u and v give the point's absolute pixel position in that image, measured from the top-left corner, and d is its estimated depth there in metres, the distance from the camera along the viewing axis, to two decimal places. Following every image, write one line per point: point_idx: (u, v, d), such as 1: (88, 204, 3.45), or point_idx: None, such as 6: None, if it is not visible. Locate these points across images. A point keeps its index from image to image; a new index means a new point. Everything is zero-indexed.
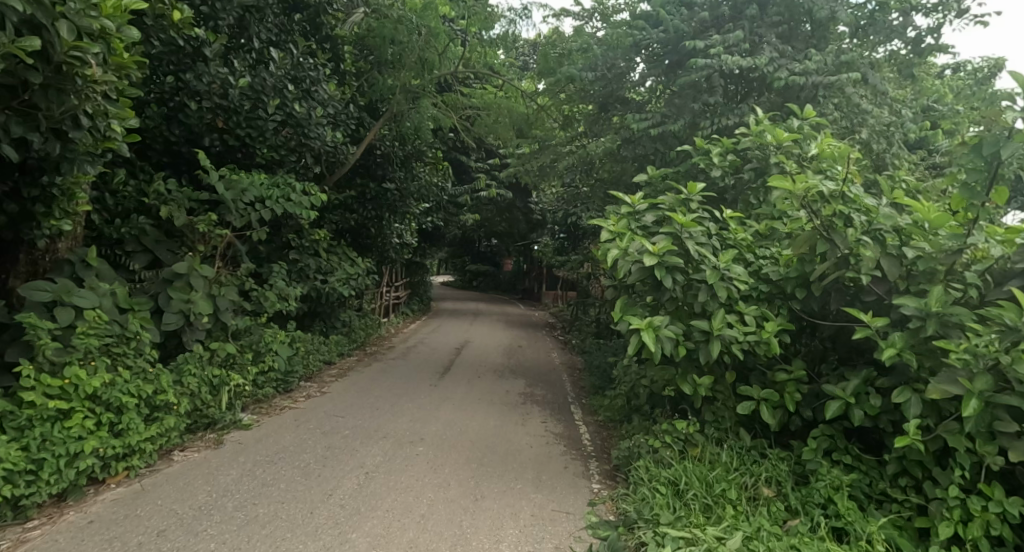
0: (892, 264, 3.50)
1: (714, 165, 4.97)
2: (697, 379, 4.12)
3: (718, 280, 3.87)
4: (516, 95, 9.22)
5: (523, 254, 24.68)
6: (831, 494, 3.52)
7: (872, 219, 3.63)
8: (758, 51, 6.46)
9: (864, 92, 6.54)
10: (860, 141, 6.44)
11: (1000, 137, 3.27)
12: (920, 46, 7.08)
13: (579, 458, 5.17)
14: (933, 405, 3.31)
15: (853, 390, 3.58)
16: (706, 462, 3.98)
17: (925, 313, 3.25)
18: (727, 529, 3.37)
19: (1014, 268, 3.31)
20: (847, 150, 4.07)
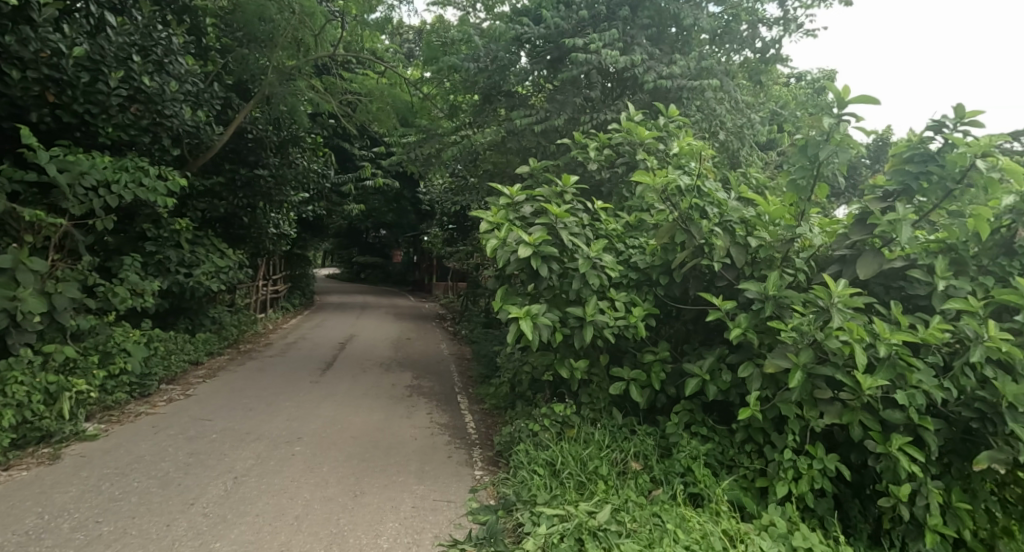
0: (740, 252, 3.84)
1: (591, 158, 5.17)
2: (573, 363, 4.31)
3: (590, 269, 4.04)
4: (400, 83, 9.07)
5: (412, 245, 24.41)
6: (690, 463, 3.83)
7: (723, 211, 3.96)
8: (631, 52, 6.82)
9: (722, 97, 7.13)
10: (718, 140, 7.02)
11: (821, 141, 3.69)
12: (765, 55, 7.80)
13: (463, 447, 5.24)
14: (772, 377, 3.69)
15: (708, 368, 3.92)
16: (581, 442, 4.20)
17: (764, 296, 3.60)
18: (598, 503, 3.58)
19: (832, 255, 3.80)
20: (705, 147, 4.40)
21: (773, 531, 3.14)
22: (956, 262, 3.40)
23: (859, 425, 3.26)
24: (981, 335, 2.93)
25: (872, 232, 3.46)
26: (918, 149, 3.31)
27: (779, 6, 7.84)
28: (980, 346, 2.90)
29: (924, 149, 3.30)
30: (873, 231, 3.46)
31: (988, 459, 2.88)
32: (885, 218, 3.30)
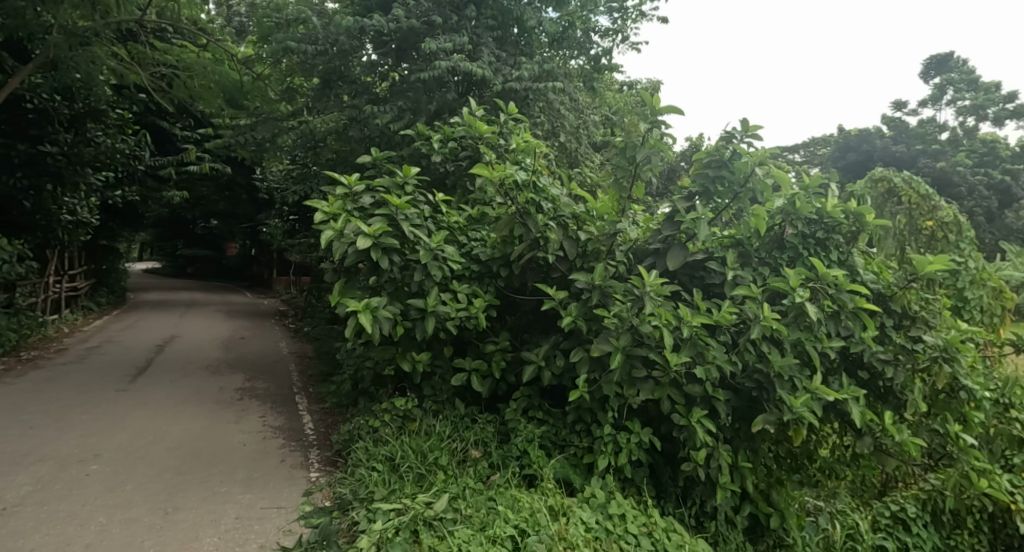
0: (571, 246, 4.00)
1: (435, 150, 5.01)
2: (416, 356, 4.25)
3: (431, 260, 4.00)
4: (229, 60, 8.37)
5: (248, 237, 22.72)
6: (526, 447, 3.99)
7: (557, 207, 4.12)
8: (478, 52, 6.94)
9: (562, 99, 7.50)
10: (559, 142, 7.51)
11: (638, 145, 4.02)
12: (597, 64, 8.39)
13: (298, 449, 5.02)
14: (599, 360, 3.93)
15: (544, 355, 4.09)
16: (422, 434, 4.21)
17: (592, 285, 3.80)
18: (437, 493, 3.60)
19: (648, 248, 4.09)
20: (541, 143, 4.54)
21: (594, 502, 3.39)
22: (743, 255, 3.88)
23: (668, 399, 3.61)
24: (758, 315, 3.41)
25: (679, 228, 3.86)
26: (714, 156, 3.77)
27: (611, 18, 8.43)
28: (758, 323, 3.38)
29: (719, 155, 3.78)
30: (680, 227, 3.86)
31: (763, 422, 3.36)
32: (689, 215, 3.73)
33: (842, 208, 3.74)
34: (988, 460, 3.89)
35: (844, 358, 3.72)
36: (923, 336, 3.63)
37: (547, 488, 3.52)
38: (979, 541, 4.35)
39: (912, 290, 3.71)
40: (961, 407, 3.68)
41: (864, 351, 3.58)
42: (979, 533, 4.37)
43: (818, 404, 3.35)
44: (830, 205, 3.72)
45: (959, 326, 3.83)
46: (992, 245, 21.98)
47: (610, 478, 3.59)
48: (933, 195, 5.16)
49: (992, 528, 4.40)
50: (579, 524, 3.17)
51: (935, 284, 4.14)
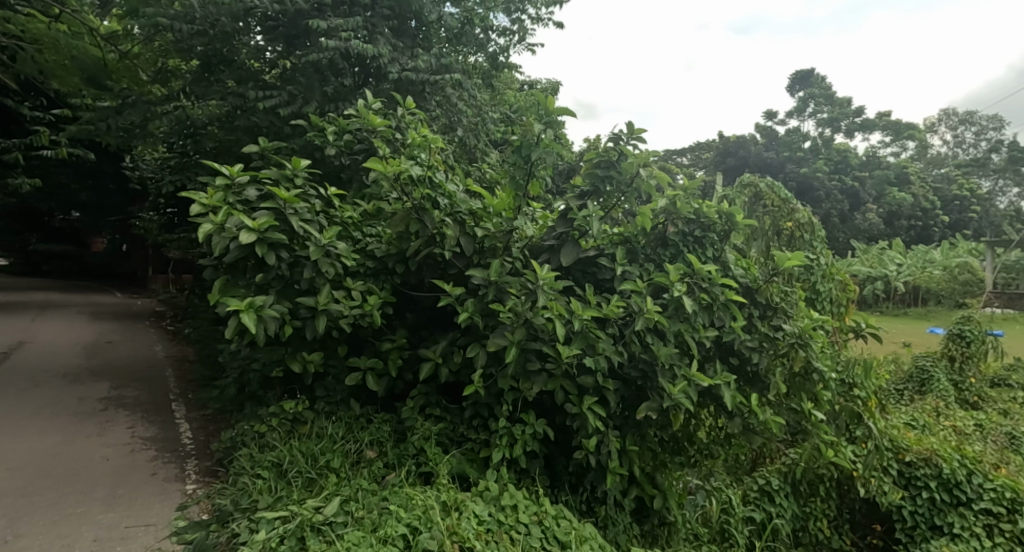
0: (469, 242, 3.94)
1: (329, 142, 4.82)
2: (306, 356, 4.07)
3: (322, 257, 3.83)
4: (91, 35, 7.60)
5: (118, 232, 20.83)
6: (422, 444, 3.95)
7: (453, 203, 4.07)
8: (374, 41, 6.76)
9: (461, 95, 7.48)
10: (456, 137, 7.37)
11: (532, 144, 4.02)
12: (495, 63, 8.59)
13: (173, 461, 4.68)
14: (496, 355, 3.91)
15: (441, 351, 4.04)
16: (313, 437, 4.05)
17: (488, 281, 3.77)
18: (327, 497, 3.48)
19: (543, 245, 4.17)
20: (438, 138, 4.31)
21: (487, 495, 3.42)
22: (630, 252, 4.09)
23: (561, 391, 3.70)
24: (642, 309, 3.60)
25: (572, 226, 3.95)
26: (604, 158, 3.92)
27: (509, 16, 8.51)
28: (642, 316, 3.57)
29: (608, 157, 3.93)
30: (573, 224, 3.96)
31: (647, 409, 3.56)
32: (581, 213, 3.84)
33: (716, 209, 4.04)
34: (834, 433, 4.34)
35: (719, 347, 4.00)
36: (783, 324, 3.99)
37: (442, 483, 3.51)
38: (829, 506, 4.83)
39: (773, 284, 4.07)
40: (814, 387, 4.09)
41: (734, 340, 3.87)
42: (829, 499, 4.86)
43: (694, 389, 3.59)
44: (706, 206, 4.00)
45: (812, 316, 4.22)
46: (844, 242, 25.19)
47: (505, 471, 3.63)
48: (791, 199, 5.67)
49: (839, 494, 4.93)
50: (472, 518, 3.19)
51: (794, 278, 4.56)
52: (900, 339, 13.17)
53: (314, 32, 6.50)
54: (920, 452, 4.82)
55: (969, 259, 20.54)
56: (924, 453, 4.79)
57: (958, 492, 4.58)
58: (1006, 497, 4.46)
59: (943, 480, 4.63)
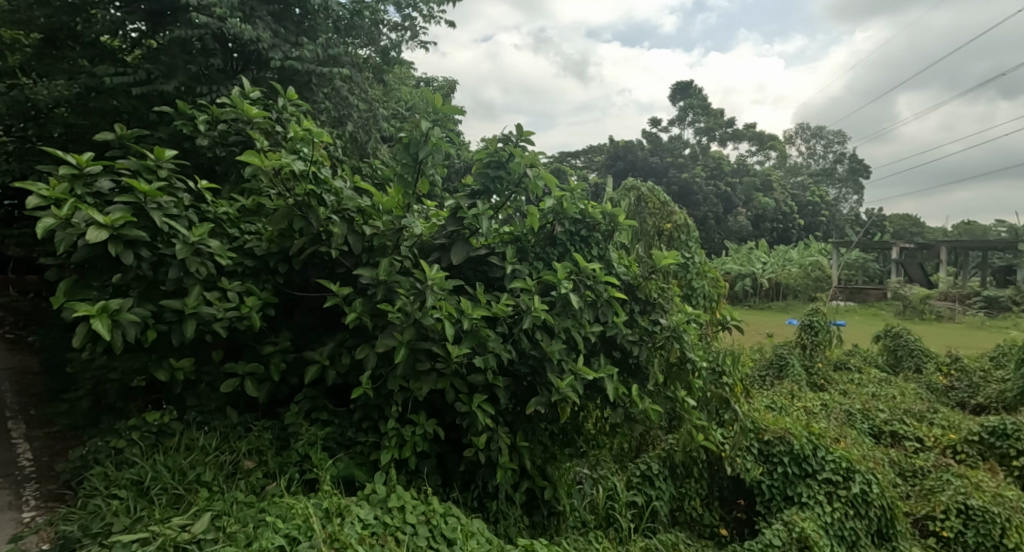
0: (357, 240, 3.76)
1: (200, 132, 4.47)
2: (173, 364, 3.75)
3: (190, 256, 3.54)
4: None
5: None
6: (307, 450, 3.77)
7: (340, 200, 3.87)
8: (253, 24, 6.38)
9: (350, 88, 7.26)
10: (346, 132, 7.14)
11: (421, 142, 3.95)
12: (386, 58, 8.38)
13: (9, 488, 4.14)
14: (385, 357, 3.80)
15: (328, 353, 3.86)
16: (182, 450, 3.74)
17: (377, 281, 3.65)
18: (197, 513, 3.23)
19: (434, 243, 4.06)
20: (322, 132, 4.09)
21: (373, 498, 3.34)
22: (520, 251, 4.15)
23: (452, 389, 3.67)
24: (531, 306, 3.66)
25: (462, 225, 3.88)
26: (493, 158, 3.94)
27: (400, 11, 8.38)
28: (529, 314, 3.63)
29: (497, 157, 3.96)
30: (463, 223, 3.89)
31: (535, 403, 3.63)
32: (471, 212, 3.82)
33: (600, 210, 4.20)
34: (706, 419, 4.65)
35: (603, 341, 4.15)
36: (660, 318, 4.21)
37: (326, 490, 3.37)
38: (702, 485, 5.19)
39: (651, 281, 4.29)
40: (687, 376, 4.36)
41: (617, 334, 4.03)
42: (702, 479, 5.22)
43: (579, 382, 3.70)
44: (591, 206, 4.15)
45: (685, 310, 4.51)
46: (718, 243, 27.20)
47: (393, 473, 3.55)
48: (669, 203, 6.33)
49: (710, 473, 5.30)
50: (356, 523, 3.10)
51: (670, 275, 4.83)
52: (762, 330, 14.46)
53: (183, 12, 6.02)
54: (776, 431, 5.30)
55: (819, 259, 22.91)
56: (779, 432, 5.27)
57: (806, 464, 5.04)
58: (843, 466, 4.95)
59: (794, 455, 5.09)
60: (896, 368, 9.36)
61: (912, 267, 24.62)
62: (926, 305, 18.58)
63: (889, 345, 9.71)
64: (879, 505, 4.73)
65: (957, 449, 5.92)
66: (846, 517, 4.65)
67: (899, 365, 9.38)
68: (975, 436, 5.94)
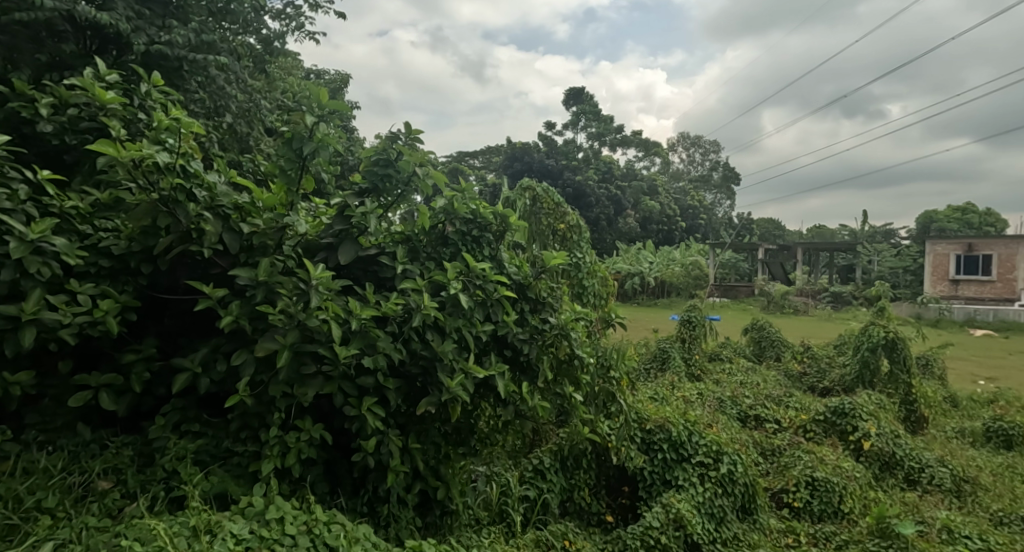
0: (234, 238, 3.55)
1: (43, 118, 4.03)
2: (9, 377, 3.35)
3: (28, 255, 3.21)
4: None
5: None
6: (175, 465, 3.50)
7: (213, 195, 3.62)
8: (111, 2, 5.86)
9: (228, 77, 6.87)
10: (225, 123, 6.73)
11: (305, 137, 3.76)
12: (269, 47, 8.19)
13: None
14: (265, 362, 3.62)
15: (201, 360, 3.61)
16: (20, 473, 3.34)
17: (255, 281, 3.47)
18: (37, 545, 2.90)
19: (320, 243, 3.92)
20: (193, 122, 3.69)
21: (250, 511, 3.18)
22: (412, 251, 4.13)
23: (339, 392, 3.57)
24: (421, 305, 3.65)
25: (350, 223, 3.81)
26: (382, 155, 3.89)
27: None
28: (419, 313, 3.63)
29: (386, 155, 3.90)
30: (350, 222, 3.82)
31: (425, 403, 3.63)
32: (359, 210, 3.75)
33: (491, 210, 4.27)
34: (593, 412, 4.85)
35: (494, 340, 4.22)
36: (549, 317, 4.33)
37: (194, 507, 3.16)
38: (590, 476, 5.39)
39: (541, 280, 4.42)
40: (576, 371, 4.52)
41: (508, 333, 4.11)
42: (590, 469, 5.42)
43: (470, 381, 3.74)
44: (482, 207, 4.20)
45: (573, 308, 4.68)
46: (609, 243, 28.70)
47: (273, 484, 3.40)
48: (562, 203, 6.59)
49: (598, 463, 5.52)
50: (229, 539, 2.93)
51: (559, 275, 5.00)
52: (645, 326, 15.31)
53: None
54: (657, 421, 5.65)
55: (698, 259, 24.56)
56: (659, 421, 5.62)
57: (683, 449, 5.40)
58: (713, 449, 5.38)
59: (672, 441, 5.45)
60: (761, 357, 10.25)
61: (776, 266, 27.04)
62: (786, 300, 20.62)
63: (754, 336, 10.60)
64: (743, 483, 5.16)
65: (807, 428, 6.60)
66: (716, 496, 5.02)
67: (763, 354, 10.28)
68: (822, 416, 6.64)
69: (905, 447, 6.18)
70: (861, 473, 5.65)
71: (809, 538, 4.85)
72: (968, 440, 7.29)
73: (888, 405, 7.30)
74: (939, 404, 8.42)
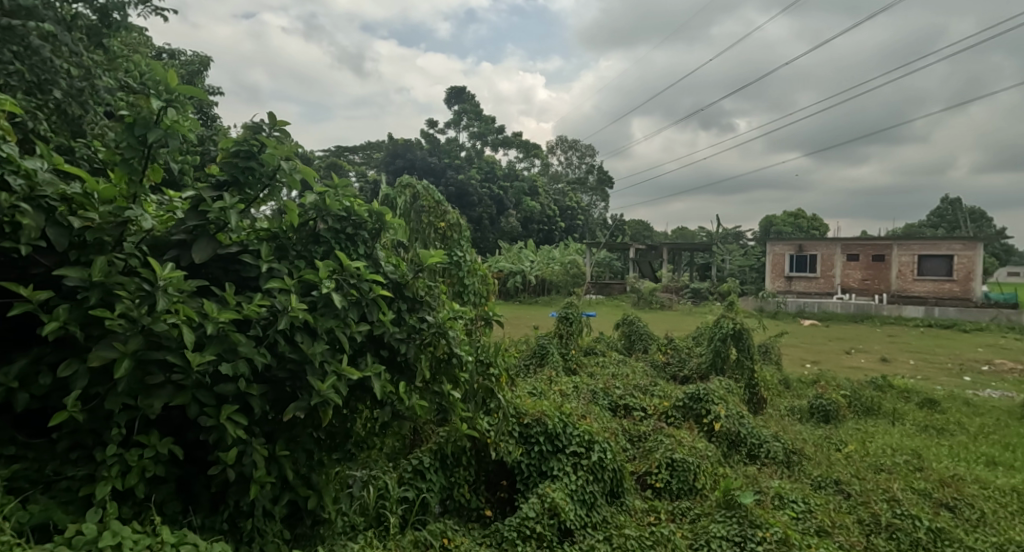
0: (60, 234, 3.16)
1: None
2: None
3: None
4: None
5: None
6: None
7: (33, 184, 3.19)
8: None
9: (57, 49, 6.14)
10: (53, 101, 5.98)
11: (150, 122, 3.39)
12: (105, 18, 7.59)
13: None
14: (101, 373, 3.25)
15: (17, 373, 3.16)
16: None
17: (88, 283, 3.12)
18: None
19: (169, 240, 3.59)
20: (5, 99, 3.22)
21: (78, 541, 2.85)
22: (279, 249, 3.91)
23: (193, 402, 3.31)
24: (287, 306, 3.49)
25: (206, 219, 3.55)
26: (243, 147, 3.68)
27: None
28: (285, 315, 3.47)
29: (247, 147, 3.70)
30: (206, 217, 3.56)
31: (293, 409, 3.48)
32: (216, 206, 3.50)
33: (366, 208, 4.19)
34: (472, 409, 4.88)
35: (369, 341, 4.10)
36: (427, 316, 4.29)
37: (10, 541, 2.76)
38: (469, 472, 5.40)
39: (419, 279, 4.38)
40: (454, 370, 4.52)
41: (384, 333, 4.03)
42: (469, 466, 5.43)
43: (343, 384, 3.63)
44: (356, 204, 4.08)
45: (452, 307, 4.68)
46: (491, 242, 28.88)
47: (111, 507, 3.08)
48: (442, 202, 6.60)
49: (477, 459, 5.55)
50: None
51: (438, 274, 4.98)
52: (524, 323, 15.59)
53: None
54: (534, 414, 5.77)
55: (576, 258, 25.49)
56: (536, 414, 5.75)
57: (558, 440, 5.59)
58: (585, 438, 5.63)
59: (548, 434, 5.62)
60: (630, 350, 10.84)
61: (644, 265, 28.74)
62: (654, 296, 21.96)
63: (625, 330, 11.20)
64: (612, 468, 5.45)
65: (668, 414, 7.07)
66: (587, 482, 5.25)
67: (632, 347, 10.88)
68: (681, 402, 7.16)
69: (748, 426, 6.84)
70: (712, 452, 6.18)
71: (668, 514, 5.23)
72: (798, 417, 8.22)
73: (736, 389, 8.03)
74: (777, 387, 9.40)
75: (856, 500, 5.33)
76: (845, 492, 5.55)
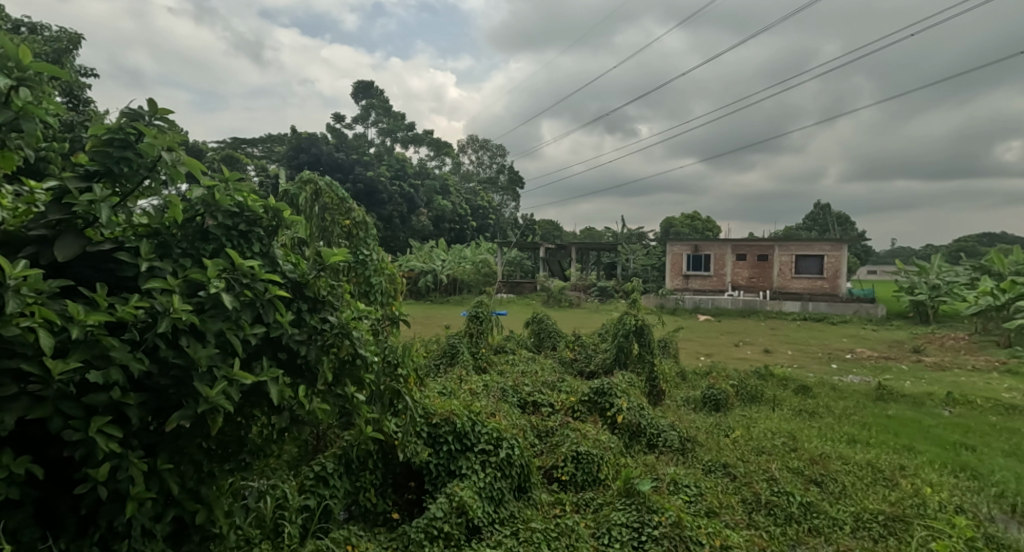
0: None
1: None
2: None
3: None
4: None
5: None
6: None
7: None
8: None
9: None
10: None
11: None
12: None
13: None
14: None
15: None
16: None
17: None
18: None
19: (25, 236, 3.25)
20: None
21: None
22: (162, 246, 3.62)
23: (55, 415, 3.00)
24: (168, 308, 3.24)
25: (71, 213, 3.23)
26: (116, 134, 3.37)
27: None
28: (166, 317, 3.22)
29: (123, 136, 3.39)
30: (71, 211, 3.25)
31: (177, 418, 3.23)
32: (83, 199, 3.19)
33: (261, 203, 3.96)
34: (378, 411, 4.73)
35: (265, 344, 3.88)
36: (329, 316, 4.12)
37: None
38: (376, 475, 5.26)
39: (320, 278, 4.20)
40: (359, 371, 4.38)
41: (282, 335, 3.83)
42: (376, 469, 5.28)
43: (235, 389, 3.41)
44: (250, 199, 3.85)
45: (356, 307, 4.53)
46: (401, 241, 28.38)
47: None
48: (347, 199, 6.39)
49: (384, 462, 5.41)
50: None
51: (341, 273, 4.80)
52: (433, 324, 15.37)
53: None
54: (442, 413, 5.70)
55: (487, 258, 25.55)
56: (445, 414, 5.68)
57: (466, 439, 5.56)
58: (493, 436, 5.63)
59: (456, 433, 5.57)
60: (539, 347, 10.99)
61: (553, 263, 29.27)
62: (563, 295, 22.43)
63: (534, 329, 11.33)
64: (519, 464, 5.48)
65: (575, 408, 7.21)
66: (495, 479, 5.26)
67: (542, 345, 11.03)
68: (586, 396, 7.33)
69: (648, 417, 7.12)
70: (614, 443, 6.37)
71: (572, 506, 5.34)
72: (692, 406, 8.65)
73: (638, 383, 8.33)
74: (674, 379, 9.85)
75: (740, 481, 5.69)
76: (732, 474, 5.91)
